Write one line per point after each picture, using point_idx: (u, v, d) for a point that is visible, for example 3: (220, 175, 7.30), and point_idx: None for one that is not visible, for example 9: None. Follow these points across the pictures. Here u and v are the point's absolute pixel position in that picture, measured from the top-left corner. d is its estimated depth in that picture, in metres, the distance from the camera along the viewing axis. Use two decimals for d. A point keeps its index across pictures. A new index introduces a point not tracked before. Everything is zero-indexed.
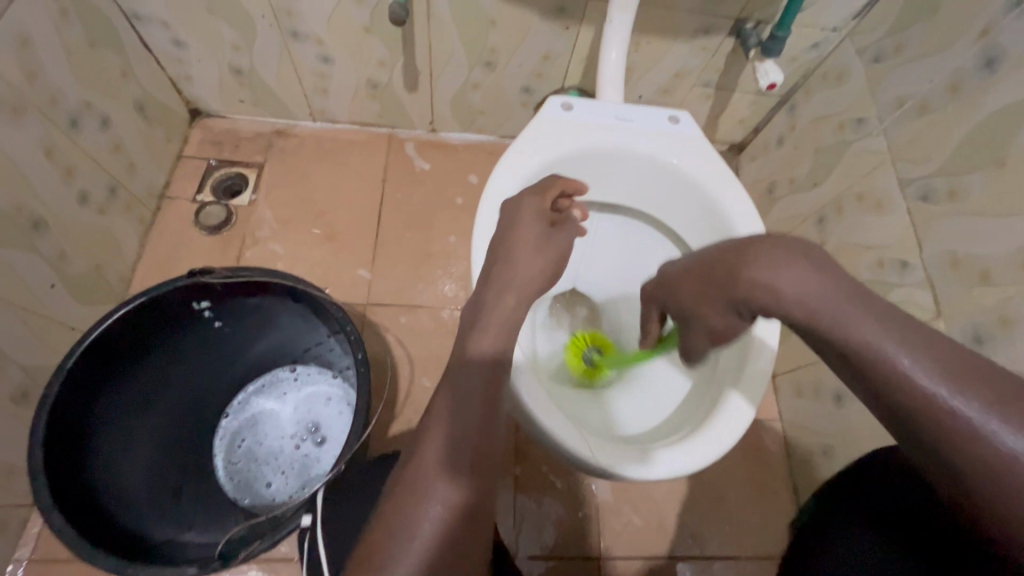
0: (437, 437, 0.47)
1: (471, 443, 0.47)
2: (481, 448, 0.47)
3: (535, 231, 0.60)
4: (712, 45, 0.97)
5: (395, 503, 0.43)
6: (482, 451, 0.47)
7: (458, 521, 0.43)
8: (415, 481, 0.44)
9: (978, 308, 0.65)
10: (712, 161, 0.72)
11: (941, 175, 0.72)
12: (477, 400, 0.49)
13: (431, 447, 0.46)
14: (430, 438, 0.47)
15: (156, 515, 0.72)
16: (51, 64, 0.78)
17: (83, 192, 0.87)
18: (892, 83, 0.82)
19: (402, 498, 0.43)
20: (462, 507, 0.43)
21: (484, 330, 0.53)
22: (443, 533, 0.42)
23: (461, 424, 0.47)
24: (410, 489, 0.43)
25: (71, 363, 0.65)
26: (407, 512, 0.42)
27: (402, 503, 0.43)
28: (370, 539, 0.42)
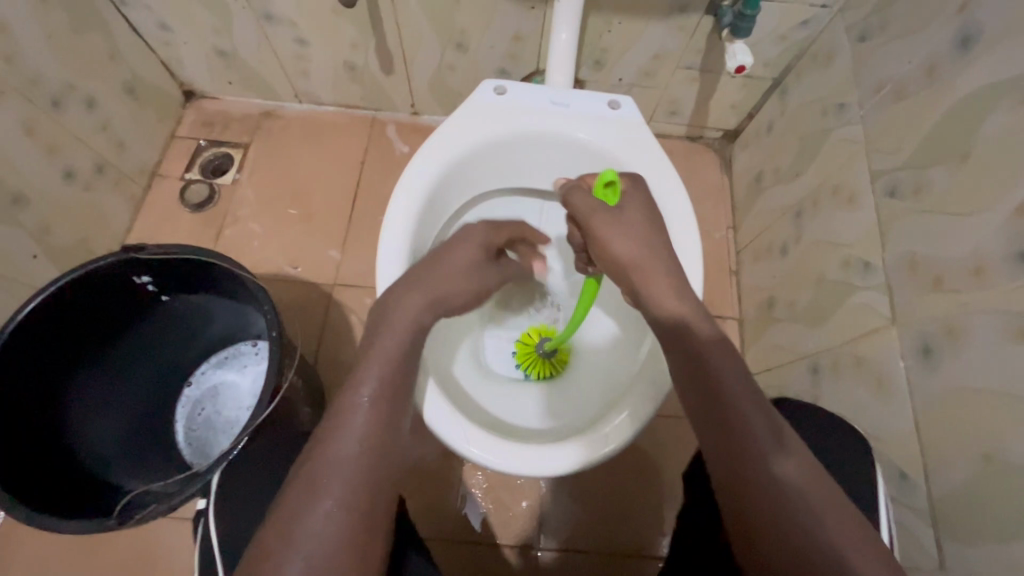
0: (334, 434, 0.44)
1: (362, 438, 0.44)
2: (375, 443, 0.45)
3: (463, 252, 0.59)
4: (690, 25, 0.91)
5: (281, 510, 0.40)
6: (379, 448, 0.44)
7: (353, 522, 0.41)
8: (307, 484, 0.41)
9: (929, 316, 0.59)
10: (655, 150, 0.68)
11: (911, 168, 0.65)
12: (367, 397, 0.46)
13: (330, 445, 0.44)
14: (325, 436, 0.44)
15: (115, 471, 0.77)
16: (30, 50, 0.83)
17: (68, 169, 0.93)
18: (875, 65, 0.75)
19: (291, 499, 0.41)
20: (356, 509, 0.41)
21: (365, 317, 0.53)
22: (344, 534, 0.40)
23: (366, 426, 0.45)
24: (304, 490, 0.41)
25: (10, 331, 0.65)
26: (297, 516, 0.39)
27: (293, 505, 0.40)
28: (258, 543, 0.39)
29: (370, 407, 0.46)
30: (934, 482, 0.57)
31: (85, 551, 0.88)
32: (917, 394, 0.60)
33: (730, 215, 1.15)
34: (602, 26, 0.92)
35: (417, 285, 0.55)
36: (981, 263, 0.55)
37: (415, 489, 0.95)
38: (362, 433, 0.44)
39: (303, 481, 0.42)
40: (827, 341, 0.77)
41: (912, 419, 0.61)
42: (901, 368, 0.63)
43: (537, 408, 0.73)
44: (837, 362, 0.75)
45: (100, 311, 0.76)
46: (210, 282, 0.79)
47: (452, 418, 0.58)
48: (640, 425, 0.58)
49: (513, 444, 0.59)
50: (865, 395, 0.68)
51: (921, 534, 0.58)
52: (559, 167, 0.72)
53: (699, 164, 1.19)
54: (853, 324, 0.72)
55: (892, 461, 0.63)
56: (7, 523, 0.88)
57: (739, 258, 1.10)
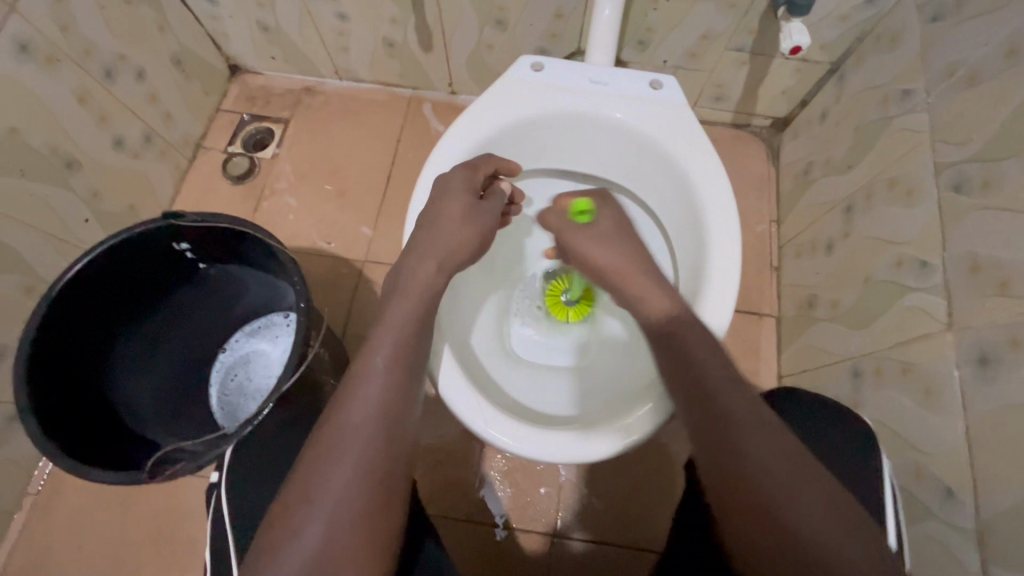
0: (349, 401, 0.46)
1: (378, 406, 0.46)
2: (388, 409, 0.47)
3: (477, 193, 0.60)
4: (742, 3, 0.86)
5: (302, 473, 0.43)
6: (393, 414, 0.47)
7: (369, 484, 0.44)
8: (325, 450, 0.44)
9: (993, 322, 0.54)
10: (696, 134, 0.64)
11: (981, 162, 0.60)
12: (380, 367, 0.48)
13: (343, 413, 0.46)
14: (339, 403, 0.47)
15: (152, 428, 0.81)
16: (85, 20, 0.86)
17: (118, 137, 0.97)
18: (947, 48, 0.69)
19: (308, 462, 0.44)
20: (372, 470, 0.44)
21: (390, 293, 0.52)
22: (356, 502, 0.42)
23: (382, 404, 0.47)
24: (321, 454, 0.44)
25: (55, 292, 0.68)
26: (316, 478, 0.43)
27: (311, 467, 0.43)
28: (282, 501, 0.42)
29: (382, 376, 0.48)
30: (984, 503, 0.53)
31: (126, 501, 0.93)
32: (971, 407, 0.56)
33: (774, 208, 1.09)
34: (647, 3, 0.88)
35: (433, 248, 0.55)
36: None
37: (441, 468, 0.96)
38: (379, 399, 0.47)
39: (317, 447, 0.44)
40: (872, 344, 0.73)
41: (963, 434, 0.56)
42: (954, 377, 0.58)
43: (562, 392, 0.72)
44: (880, 367, 0.70)
45: (141, 276, 0.79)
46: (245, 254, 0.81)
47: (477, 407, 0.57)
48: (664, 416, 0.56)
49: (535, 428, 0.58)
50: (911, 402, 0.64)
51: (965, 556, 0.54)
52: (592, 148, 0.70)
53: (743, 153, 1.14)
54: (902, 327, 0.67)
55: (936, 476, 0.59)
56: (55, 472, 0.94)
57: (781, 253, 1.05)
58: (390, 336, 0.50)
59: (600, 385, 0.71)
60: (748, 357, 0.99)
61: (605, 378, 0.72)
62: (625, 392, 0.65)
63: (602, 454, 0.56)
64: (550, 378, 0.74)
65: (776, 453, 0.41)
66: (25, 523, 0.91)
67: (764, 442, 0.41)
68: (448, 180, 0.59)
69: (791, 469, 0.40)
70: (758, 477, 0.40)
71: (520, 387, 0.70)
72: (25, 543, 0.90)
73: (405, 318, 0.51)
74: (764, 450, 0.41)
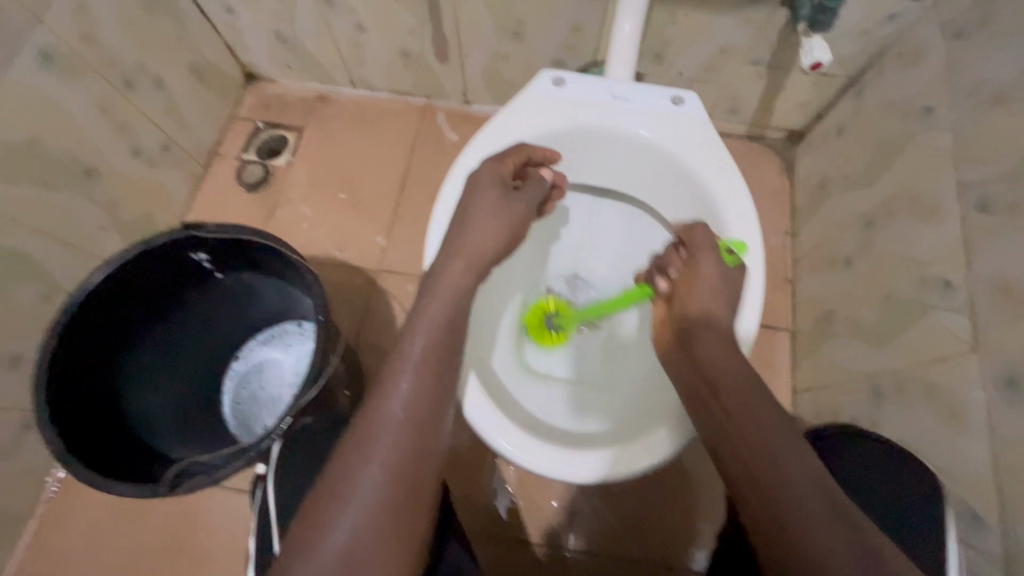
0: (381, 401, 0.47)
1: (408, 408, 0.46)
2: (417, 412, 0.47)
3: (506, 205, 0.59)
4: (762, 18, 0.86)
5: (331, 474, 0.43)
6: (422, 419, 0.47)
7: (397, 488, 0.43)
8: (357, 450, 0.44)
9: (1021, 345, 0.54)
10: (718, 150, 0.64)
11: (1009, 183, 0.59)
12: (410, 365, 0.48)
13: (375, 412, 0.46)
14: (370, 405, 0.47)
15: (166, 437, 0.81)
16: (107, 30, 0.87)
17: (136, 145, 0.97)
18: (972, 66, 0.68)
19: (340, 462, 0.44)
20: (400, 473, 0.44)
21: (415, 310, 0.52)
22: (384, 502, 0.42)
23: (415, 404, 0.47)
24: (352, 453, 0.44)
25: (77, 301, 0.68)
26: (345, 479, 0.43)
27: (342, 466, 0.44)
28: (313, 497, 0.43)
29: (413, 377, 0.48)
30: (1010, 528, 0.52)
31: (138, 509, 0.93)
32: (997, 430, 0.55)
33: (789, 221, 1.09)
34: (666, 17, 0.88)
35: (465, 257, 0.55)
36: None
37: (450, 477, 0.95)
38: (407, 401, 0.47)
39: (349, 445, 0.45)
40: (893, 362, 0.72)
41: (989, 456, 0.56)
42: (980, 400, 0.58)
43: (577, 407, 0.72)
44: (903, 387, 0.70)
45: (160, 284, 0.79)
46: (262, 264, 0.81)
47: (497, 422, 0.57)
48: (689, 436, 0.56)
49: (562, 447, 0.58)
50: (934, 423, 0.64)
51: None
52: (613, 162, 0.70)
53: (759, 165, 1.13)
54: (925, 347, 0.67)
55: (960, 499, 0.59)
56: (69, 478, 0.94)
57: (796, 267, 1.04)
58: (422, 337, 0.50)
59: (616, 403, 0.71)
60: (763, 372, 0.98)
61: (621, 396, 0.72)
62: (645, 410, 0.65)
63: (620, 474, 0.56)
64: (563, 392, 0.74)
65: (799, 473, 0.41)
66: (39, 529, 0.91)
67: (788, 462, 0.42)
68: (477, 191, 0.59)
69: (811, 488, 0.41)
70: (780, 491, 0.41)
71: (535, 401, 0.70)
72: (38, 549, 0.90)
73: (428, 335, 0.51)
74: (793, 469, 0.42)
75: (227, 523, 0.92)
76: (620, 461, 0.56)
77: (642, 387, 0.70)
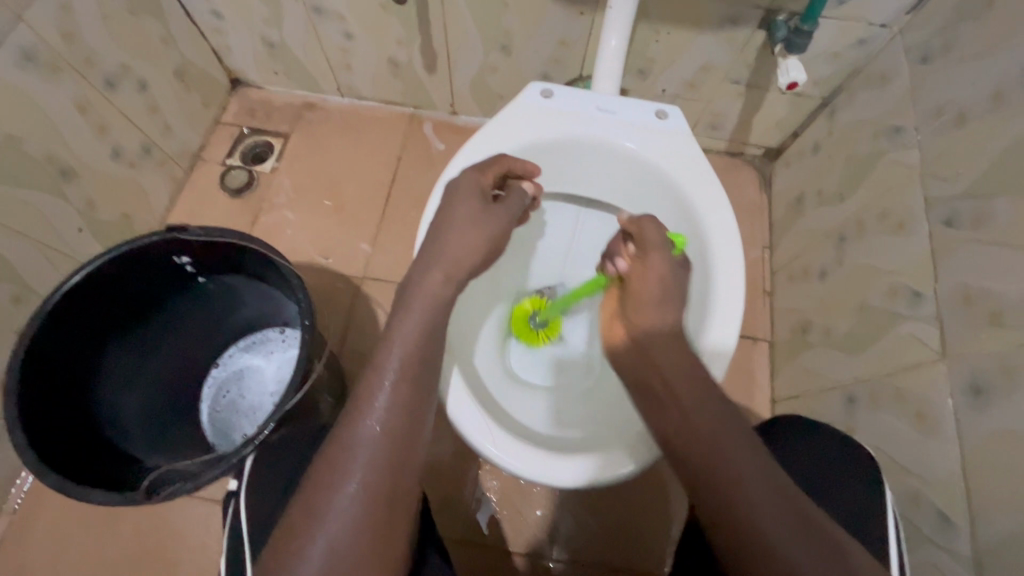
0: (357, 414, 0.46)
1: (387, 418, 0.46)
2: (397, 420, 0.47)
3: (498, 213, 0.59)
4: (740, 38, 0.89)
5: (309, 490, 0.44)
6: (403, 425, 0.47)
7: (374, 502, 0.44)
8: (336, 463, 0.44)
9: (985, 352, 0.56)
10: (700, 165, 0.66)
11: (971, 199, 0.62)
12: (388, 375, 0.48)
13: (353, 426, 0.46)
14: (350, 418, 0.46)
15: (139, 445, 0.78)
16: (91, 31, 0.86)
17: (116, 147, 0.96)
18: (936, 89, 0.72)
19: (315, 480, 0.44)
20: (379, 485, 0.44)
21: (405, 303, 0.52)
22: (361, 516, 0.43)
23: (396, 417, 0.47)
24: (331, 468, 0.44)
25: (52, 304, 0.67)
26: (321, 495, 0.43)
27: (317, 485, 0.44)
28: (289, 517, 0.43)
29: (393, 389, 0.48)
30: (980, 530, 0.54)
31: (107, 521, 0.89)
32: (965, 435, 0.57)
33: (767, 235, 1.12)
34: (649, 35, 0.91)
35: (437, 261, 0.54)
36: None
37: (432, 488, 0.94)
38: (390, 414, 0.47)
39: (325, 461, 0.44)
40: (867, 370, 0.75)
41: (959, 460, 0.57)
42: (948, 406, 0.60)
43: (565, 414, 0.72)
44: (875, 394, 0.72)
45: (141, 288, 0.78)
46: (247, 268, 0.80)
47: (482, 424, 0.57)
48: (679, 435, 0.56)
49: (552, 454, 0.58)
50: (905, 429, 0.66)
51: None
52: (599, 176, 0.71)
53: (737, 180, 1.17)
54: (898, 355, 0.69)
55: (931, 502, 0.61)
56: (34, 489, 0.91)
57: (773, 278, 1.07)
58: (409, 336, 0.50)
59: (601, 409, 0.71)
60: (742, 381, 1.00)
61: (608, 402, 0.71)
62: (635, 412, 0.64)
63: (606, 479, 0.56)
64: (553, 399, 0.75)
65: (770, 487, 0.41)
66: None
67: (759, 479, 0.42)
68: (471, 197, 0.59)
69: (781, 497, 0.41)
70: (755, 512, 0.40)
71: (522, 408, 0.70)
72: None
73: (407, 332, 0.51)
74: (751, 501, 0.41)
75: (200, 535, 0.89)
76: (605, 466, 0.56)
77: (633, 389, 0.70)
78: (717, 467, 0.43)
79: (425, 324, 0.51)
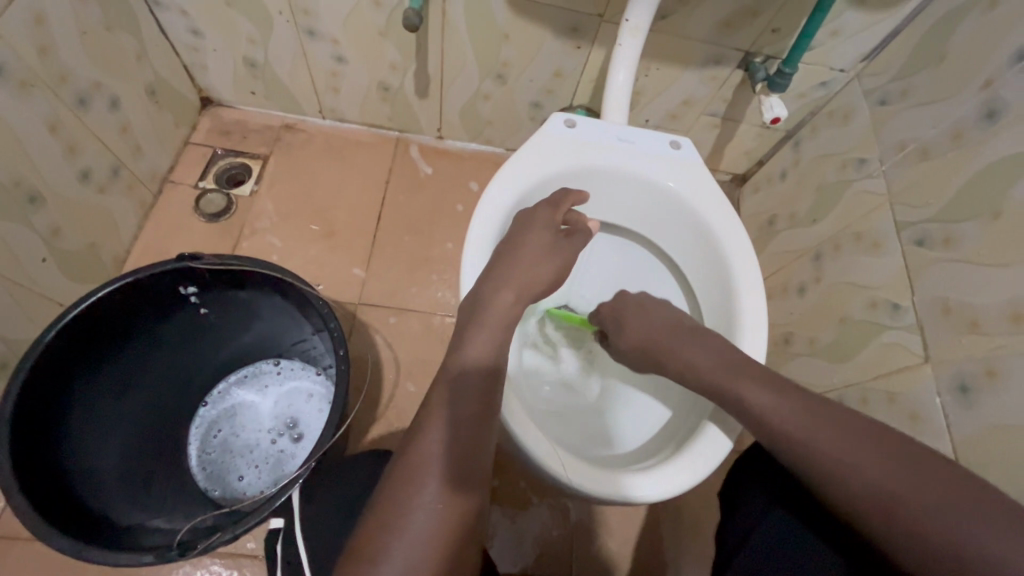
0: (423, 432, 0.45)
1: (458, 430, 0.45)
2: (464, 435, 0.45)
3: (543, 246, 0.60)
4: (721, 76, 0.98)
5: (379, 510, 0.41)
6: (469, 442, 0.45)
7: (450, 519, 0.41)
8: (404, 485, 0.42)
9: (967, 356, 0.65)
10: (715, 191, 0.71)
11: (940, 223, 0.72)
12: (457, 392, 0.48)
13: (419, 445, 0.44)
14: (412, 440, 0.45)
15: (121, 500, 0.70)
16: (66, 46, 0.79)
17: (85, 170, 0.88)
18: (896, 128, 0.83)
19: (387, 498, 0.42)
20: (454, 505, 0.42)
21: (475, 327, 0.52)
22: (439, 531, 0.40)
23: (456, 433, 0.45)
24: (403, 485, 0.42)
25: (46, 341, 0.63)
26: (397, 512, 0.41)
27: (393, 499, 0.41)
28: (361, 534, 0.40)
29: (442, 406, 0.47)
30: None
31: None
32: (956, 429, 0.65)
33: None
34: (641, 70, 0.98)
35: (506, 283, 0.55)
36: (1017, 310, 0.60)
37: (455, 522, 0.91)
38: (449, 431, 0.45)
39: (396, 481, 0.43)
40: (853, 375, 0.83)
41: (952, 453, 0.65)
42: (937, 404, 0.68)
43: (562, 431, 0.71)
44: (865, 398, 0.80)
45: (134, 322, 0.73)
46: (261, 281, 0.76)
47: (514, 406, 0.58)
48: (713, 465, 0.58)
49: (538, 430, 0.58)
50: (899, 429, 0.73)
51: None
52: (629, 200, 0.74)
53: None
54: (885, 361, 0.77)
55: None
56: None
57: None
58: (475, 362, 0.49)
59: (595, 445, 0.70)
60: None
61: (602, 443, 0.70)
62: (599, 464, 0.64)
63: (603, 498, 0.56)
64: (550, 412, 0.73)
65: (846, 439, 0.44)
66: None
67: (832, 436, 0.45)
68: (524, 226, 0.61)
69: (854, 440, 0.44)
70: (834, 468, 0.44)
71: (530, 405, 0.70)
72: None
73: (463, 354, 0.50)
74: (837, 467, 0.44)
75: None
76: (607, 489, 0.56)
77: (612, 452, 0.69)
78: (781, 442, 0.47)
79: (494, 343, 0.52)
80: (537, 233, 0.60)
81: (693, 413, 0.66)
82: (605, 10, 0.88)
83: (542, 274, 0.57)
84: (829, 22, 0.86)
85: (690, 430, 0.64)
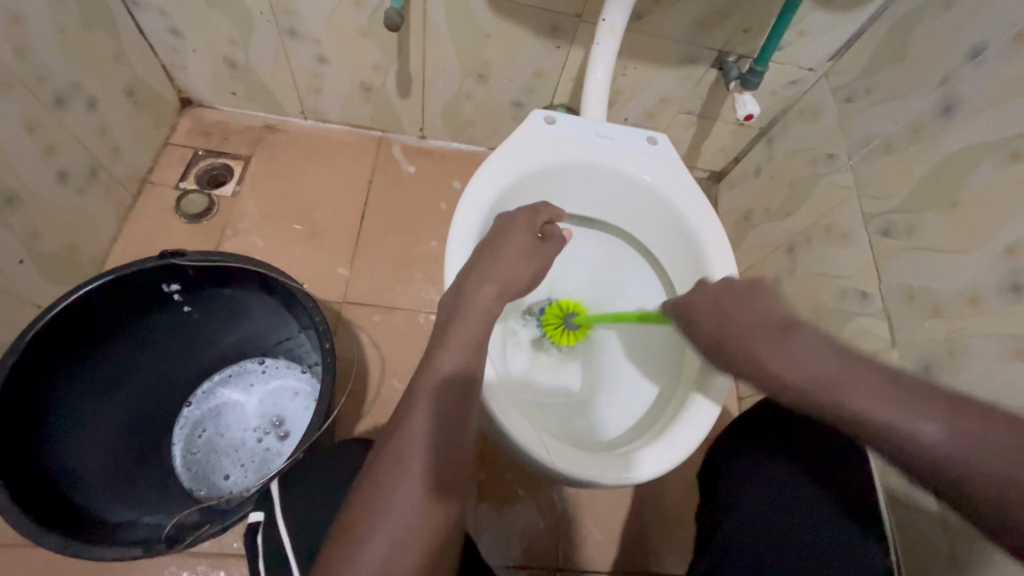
0: (407, 421, 0.46)
1: (440, 417, 0.47)
2: (448, 423, 0.47)
3: (523, 238, 0.62)
4: (696, 75, 1.01)
5: (363, 496, 0.42)
6: (452, 428, 0.47)
7: (433, 503, 0.43)
8: (388, 468, 0.44)
9: (930, 339, 0.68)
10: (690, 185, 0.74)
11: (903, 213, 0.75)
12: (442, 379, 0.49)
13: (404, 433, 0.45)
14: (396, 427, 0.46)
15: (107, 500, 0.71)
16: (42, 44, 0.78)
17: (63, 171, 0.87)
18: (862, 123, 0.86)
19: (369, 485, 0.43)
20: (436, 489, 0.43)
21: (459, 318, 0.53)
22: (419, 515, 0.42)
23: (440, 420, 0.47)
24: (386, 472, 0.43)
25: (26, 343, 0.64)
26: (379, 497, 0.42)
27: (378, 485, 0.43)
28: (343, 521, 0.42)
29: (428, 395, 0.48)
30: None
31: None
32: None
33: None
34: (619, 69, 1.00)
35: (490, 279, 0.56)
36: (975, 294, 0.64)
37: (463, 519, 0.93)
38: (433, 419, 0.46)
39: (381, 468, 0.44)
40: None
41: None
42: None
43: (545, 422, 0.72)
44: None
45: (117, 321, 0.73)
46: (246, 277, 0.76)
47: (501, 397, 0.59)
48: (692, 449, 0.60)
49: (523, 419, 0.60)
50: None
51: (933, 538, 0.62)
52: (609, 193, 0.76)
53: None
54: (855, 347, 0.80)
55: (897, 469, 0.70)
56: None
57: None
58: (454, 353, 0.50)
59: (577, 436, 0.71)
60: None
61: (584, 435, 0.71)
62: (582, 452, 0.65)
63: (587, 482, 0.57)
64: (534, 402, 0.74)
65: None
66: None
67: None
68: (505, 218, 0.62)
69: None
70: None
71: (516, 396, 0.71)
72: None
73: (446, 344, 0.51)
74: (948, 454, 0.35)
75: None
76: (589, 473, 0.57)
77: (585, 439, 0.70)
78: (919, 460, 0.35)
79: (477, 332, 0.53)
80: (518, 226, 0.62)
81: (672, 401, 0.68)
82: (582, 11, 0.90)
83: (523, 266, 0.59)
84: (797, 23, 0.89)
85: (667, 419, 0.65)
